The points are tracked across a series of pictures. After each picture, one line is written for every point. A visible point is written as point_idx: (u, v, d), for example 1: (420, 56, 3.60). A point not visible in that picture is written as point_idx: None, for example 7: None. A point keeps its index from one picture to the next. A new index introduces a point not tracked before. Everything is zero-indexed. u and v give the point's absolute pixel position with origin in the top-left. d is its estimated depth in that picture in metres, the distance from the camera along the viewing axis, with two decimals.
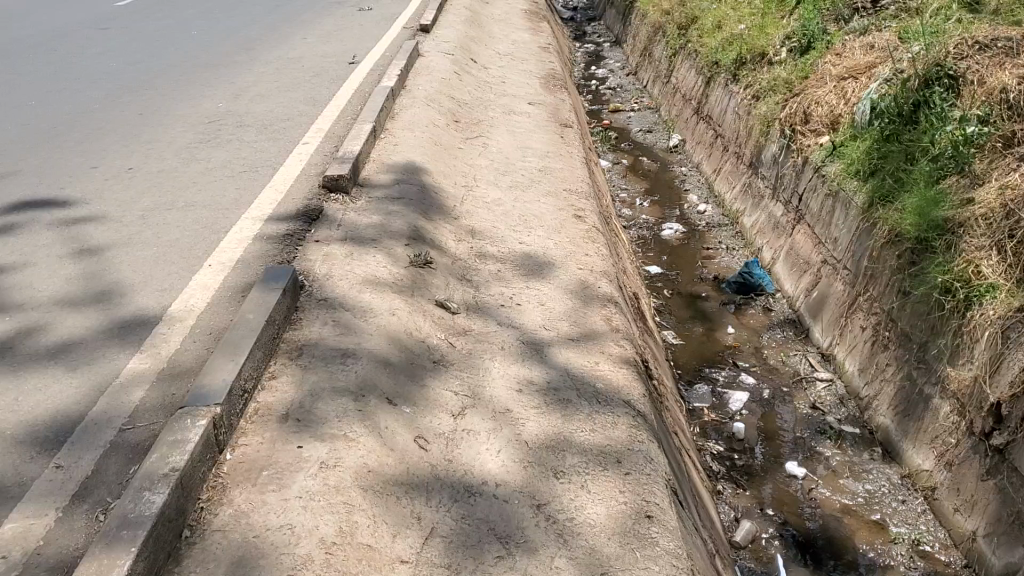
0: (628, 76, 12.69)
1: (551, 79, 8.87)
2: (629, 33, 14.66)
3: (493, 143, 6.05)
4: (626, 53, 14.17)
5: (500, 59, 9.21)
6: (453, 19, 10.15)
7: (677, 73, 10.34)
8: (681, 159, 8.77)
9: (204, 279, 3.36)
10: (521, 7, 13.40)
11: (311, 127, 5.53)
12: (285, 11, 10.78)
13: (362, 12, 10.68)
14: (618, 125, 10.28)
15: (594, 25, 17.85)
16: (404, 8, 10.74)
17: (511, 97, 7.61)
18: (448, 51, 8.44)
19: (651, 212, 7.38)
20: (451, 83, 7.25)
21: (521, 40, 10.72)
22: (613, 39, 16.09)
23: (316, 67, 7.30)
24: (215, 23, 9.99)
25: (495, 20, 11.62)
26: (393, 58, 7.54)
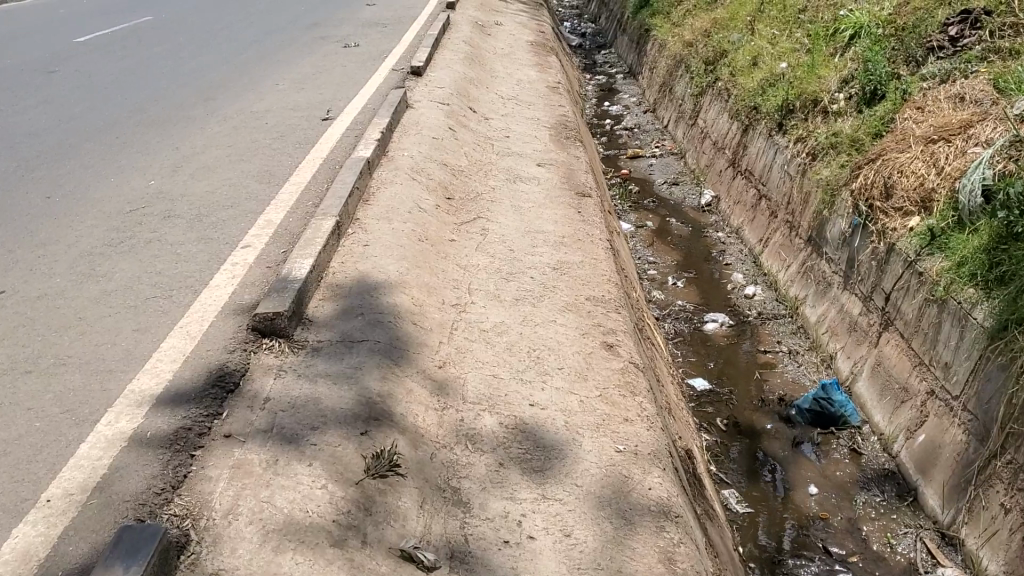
0: (645, 116, 11.45)
1: (561, 128, 7.62)
2: (644, 65, 13.42)
3: (494, 230, 4.79)
4: (643, 88, 12.92)
5: (502, 106, 7.98)
6: (448, 59, 8.95)
7: (705, 116, 9.09)
8: (717, 220, 7.48)
9: (23, 544, 2.13)
10: (526, 39, 12.18)
11: (259, 217, 4.28)
12: (259, 49, 9.56)
13: (347, 48, 9.48)
14: (639, 175, 9.00)
15: (606, 54, 16.59)
16: (394, 45, 9.54)
17: (515, 157, 6.38)
18: (441, 100, 7.20)
19: (689, 293, 6.08)
20: (444, 144, 6.01)
21: (526, 80, 9.50)
22: (627, 70, 14.84)
23: (282, 126, 6.08)
24: (180, 63, 8.80)
25: (498, 57, 10.41)
26: (374, 112, 6.30)
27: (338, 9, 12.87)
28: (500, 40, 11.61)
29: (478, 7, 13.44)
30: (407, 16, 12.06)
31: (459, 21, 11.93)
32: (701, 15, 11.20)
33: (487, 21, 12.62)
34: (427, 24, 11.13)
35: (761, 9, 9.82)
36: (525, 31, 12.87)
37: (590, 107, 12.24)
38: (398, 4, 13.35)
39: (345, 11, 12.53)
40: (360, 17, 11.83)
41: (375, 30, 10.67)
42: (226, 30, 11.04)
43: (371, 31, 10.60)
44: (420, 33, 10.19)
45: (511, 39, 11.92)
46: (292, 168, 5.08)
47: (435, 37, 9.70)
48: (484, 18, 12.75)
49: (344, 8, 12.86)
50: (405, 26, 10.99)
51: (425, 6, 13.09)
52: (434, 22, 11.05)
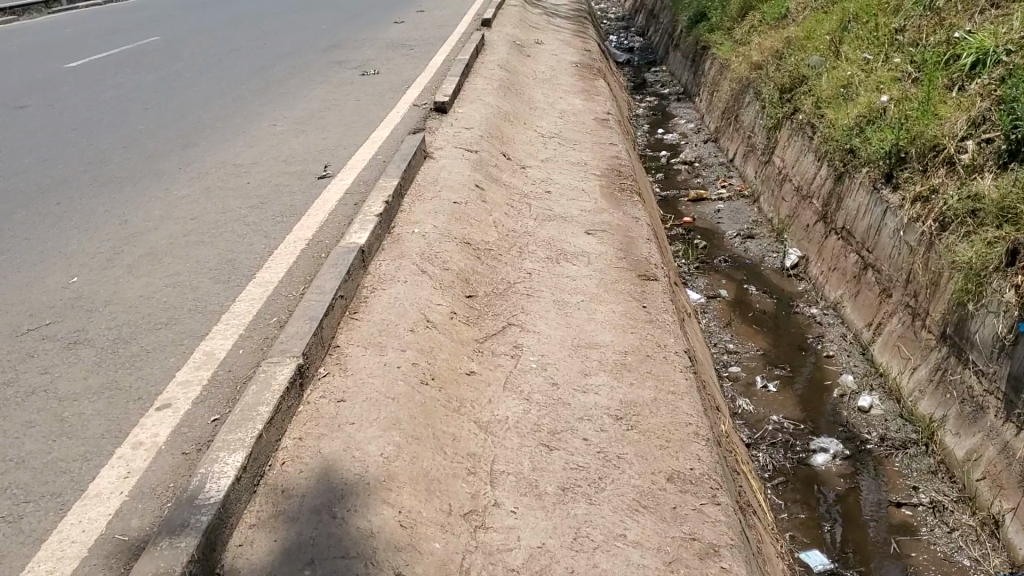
0: (707, 148, 10.10)
1: (612, 175, 6.32)
2: (703, 87, 12.06)
3: (532, 347, 3.50)
4: (702, 113, 11.56)
5: (541, 148, 6.71)
6: (479, 91, 7.71)
7: (784, 155, 7.74)
8: (808, 290, 6.12)
9: None
10: (570, 60, 10.91)
11: (198, 347, 3.05)
12: (267, 76, 8.41)
13: (364, 75, 8.28)
14: (705, 223, 7.67)
15: (657, 73, 15.25)
16: (418, 72, 8.34)
17: (558, 222, 5.10)
18: (468, 146, 5.94)
19: (784, 402, 4.76)
20: (467, 210, 4.73)
21: (570, 111, 8.23)
22: (681, 90, 13.49)
23: (266, 186, 4.87)
24: (168, 96, 7.65)
25: (537, 84, 9.15)
26: (383, 168, 5.04)
27: (361, 28, 11.70)
28: (541, 63, 10.37)
29: (516, 24, 12.21)
30: (436, 36, 10.85)
31: (494, 42, 10.69)
32: (772, 35, 9.84)
33: (526, 40, 11.38)
34: (458, 45, 9.92)
35: (845, 30, 8.47)
36: (568, 49, 11.60)
37: (643, 135, 10.92)
38: (427, 22, 12.14)
39: (369, 31, 11.37)
40: (384, 38, 10.66)
41: (399, 53, 9.48)
42: (235, 54, 9.92)
43: (394, 55, 9.41)
44: (448, 58, 8.99)
45: (553, 60, 10.66)
46: (264, 256, 3.84)
47: (465, 63, 8.46)
48: (522, 37, 11.50)
49: (367, 27, 11.70)
50: (433, 48, 9.79)
51: (457, 24, 11.89)
52: (465, 45, 9.83)
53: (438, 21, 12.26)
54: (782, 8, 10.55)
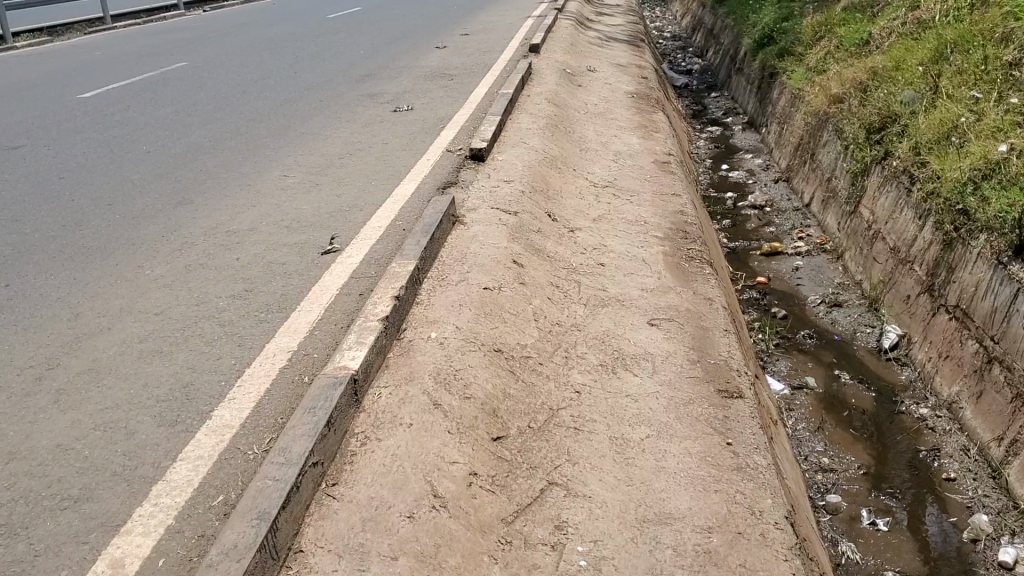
0: (780, 190, 9.08)
1: (676, 237, 5.38)
2: (772, 118, 11.03)
3: (579, 522, 2.55)
4: (771, 149, 10.53)
5: (593, 202, 5.80)
6: (523, 132, 6.83)
7: (875, 208, 6.72)
8: (913, 381, 5.11)
9: None
10: (626, 90, 9.98)
11: (108, 548, 2.19)
12: (288, 112, 7.61)
13: (396, 111, 7.44)
14: (782, 284, 6.68)
15: (718, 99, 14.22)
16: (456, 108, 7.48)
17: (614, 308, 4.17)
18: (507, 204, 5.03)
19: (896, 549, 3.81)
20: (502, 298, 3.80)
21: (626, 153, 7.31)
22: (746, 120, 12.46)
23: (256, 263, 4.02)
24: (177, 135, 6.89)
25: (589, 120, 8.25)
26: (402, 240, 4.16)
27: (399, 54, 10.91)
28: (593, 94, 9.46)
29: (566, 49, 11.31)
30: (478, 64, 10.00)
31: (542, 70, 9.81)
32: (856, 66, 8.81)
33: (577, 68, 10.48)
34: (501, 75, 9.06)
35: (946, 64, 7.43)
36: (623, 76, 10.70)
37: (706, 172, 9.93)
38: (471, 47, 11.32)
39: (407, 57, 10.56)
40: (423, 66, 9.85)
41: (437, 85, 8.65)
42: (261, 84, 9.17)
43: (432, 86, 8.58)
44: (490, 91, 8.13)
45: (606, 91, 9.74)
46: (231, 377, 2.97)
47: (508, 98, 7.60)
48: (574, 64, 10.61)
49: (406, 53, 10.90)
50: (475, 79, 8.94)
51: (502, 49, 11.04)
52: (509, 75, 8.97)
53: (483, 45, 11.44)
54: (865, 34, 9.51)
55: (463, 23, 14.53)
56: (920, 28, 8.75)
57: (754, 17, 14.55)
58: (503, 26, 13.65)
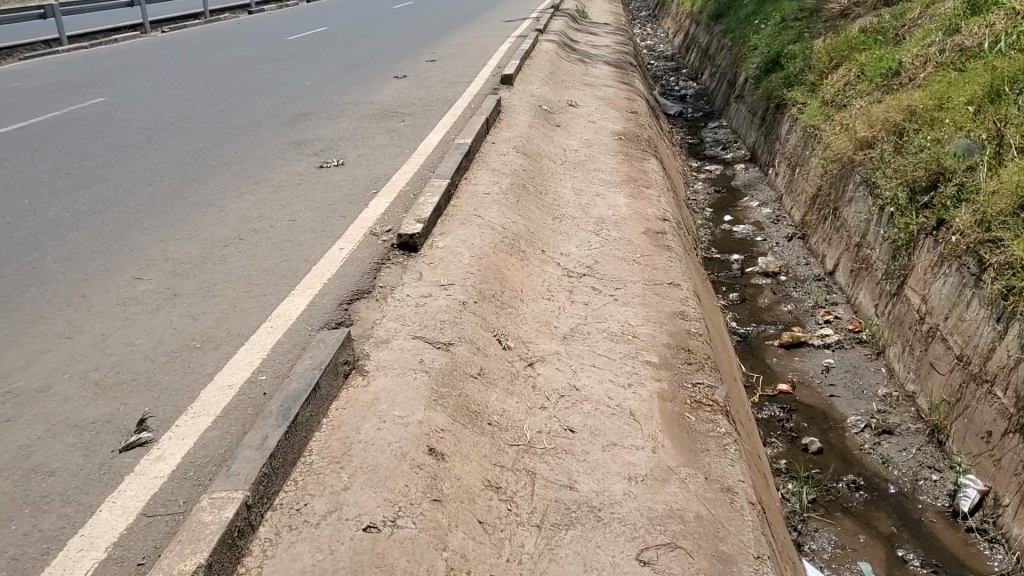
0: (796, 251, 7.64)
1: (675, 359, 3.93)
2: (781, 159, 9.58)
3: None
4: (781, 195, 9.08)
5: (563, 305, 4.34)
6: (478, 201, 5.38)
7: (929, 295, 5.27)
8: (1008, 572, 3.70)
9: None
10: (612, 130, 8.56)
11: None
12: (191, 168, 6.16)
13: (322, 167, 5.99)
14: (814, 395, 5.20)
15: (716, 130, 12.78)
16: (399, 164, 6.03)
17: (588, 523, 2.68)
18: (437, 329, 3.50)
19: None
20: (396, 544, 2.28)
21: (609, 220, 5.86)
22: (750, 156, 11.02)
23: (16, 466, 2.57)
24: (37, 203, 5.43)
25: (564, 174, 6.82)
26: (254, 420, 2.70)
27: (350, 86, 9.50)
28: (572, 136, 8.04)
29: (543, 79, 9.90)
30: (438, 99, 8.59)
31: (513, 106, 8.39)
32: (886, 104, 7.40)
33: (554, 102, 9.07)
34: (463, 115, 7.64)
35: (1007, 106, 6.02)
36: (608, 112, 9.28)
37: (705, 225, 8.48)
38: (435, 77, 9.90)
39: (359, 91, 9.15)
40: (373, 102, 8.43)
41: (384, 128, 7.22)
42: (176, 128, 7.72)
43: (377, 130, 7.15)
44: (445, 138, 6.70)
45: (588, 131, 8.32)
46: None
47: (465, 150, 6.16)
48: (551, 98, 9.19)
49: (360, 86, 9.48)
50: (430, 119, 7.52)
51: (470, 79, 9.62)
52: (471, 115, 7.54)
53: (450, 75, 10.02)
54: (893, 64, 8.12)
55: (433, 46, 13.10)
56: (963, 57, 7.36)
57: (756, 39, 13.14)
58: (476, 50, 12.22)
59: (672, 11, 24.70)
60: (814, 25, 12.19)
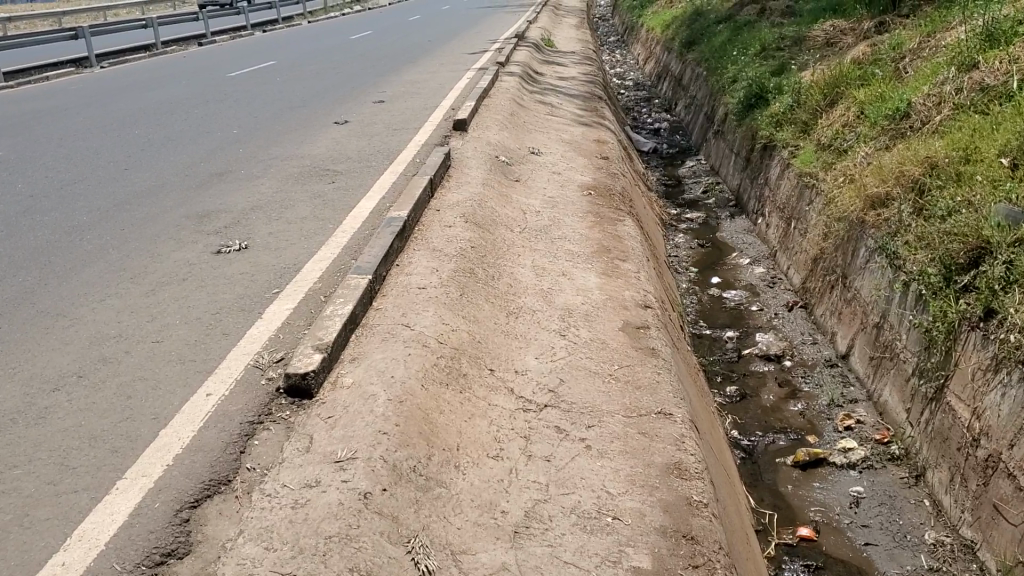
0: (800, 324, 6.53)
1: (673, 559, 2.77)
2: (771, 208, 8.50)
3: None
4: (775, 251, 7.99)
5: (516, 464, 3.17)
6: (409, 298, 4.22)
7: (982, 409, 4.14)
8: None
9: None
10: (580, 184, 7.45)
11: None
12: (58, 256, 4.97)
13: (220, 253, 4.83)
14: (846, 550, 4.10)
15: (694, 169, 11.71)
16: (315, 246, 4.87)
17: None
18: (316, 560, 2.31)
19: None
20: None
21: (577, 312, 4.71)
22: (734, 200, 9.95)
23: None
24: None
25: (522, 245, 5.68)
26: None
27: (282, 136, 8.33)
28: (533, 193, 6.92)
29: (503, 124, 8.78)
30: (378, 150, 7.45)
31: (465, 159, 7.26)
32: (899, 153, 6.35)
33: (514, 151, 7.96)
34: (404, 173, 6.51)
35: None
36: (576, 161, 8.19)
37: (690, 290, 7.37)
38: (379, 122, 8.77)
39: (291, 141, 7.99)
40: (304, 156, 7.27)
41: (308, 192, 6.07)
42: (64, 194, 6.52)
43: (300, 196, 5.99)
44: (378, 207, 5.56)
45: (553, 186, 7.20)
46: None
47: (399, 224, 5.01)
48: (510, 145, 8.08)
49: (293, 135, 8.34)
50: (365, 180, 6.38)
51: (418, 125, 8.49)
52: (413, 173, 6.41)
53: (397, 119, 8.90)
54: (901, 103, 7.08)
55: (383, 83, 11.97)
56: (986, 98, 6.34)
57: (734, 69, 12.13)
58: (430, 87, 11.10)
59: (642, 38, 23.82)
60: (798, 55, 11.20)
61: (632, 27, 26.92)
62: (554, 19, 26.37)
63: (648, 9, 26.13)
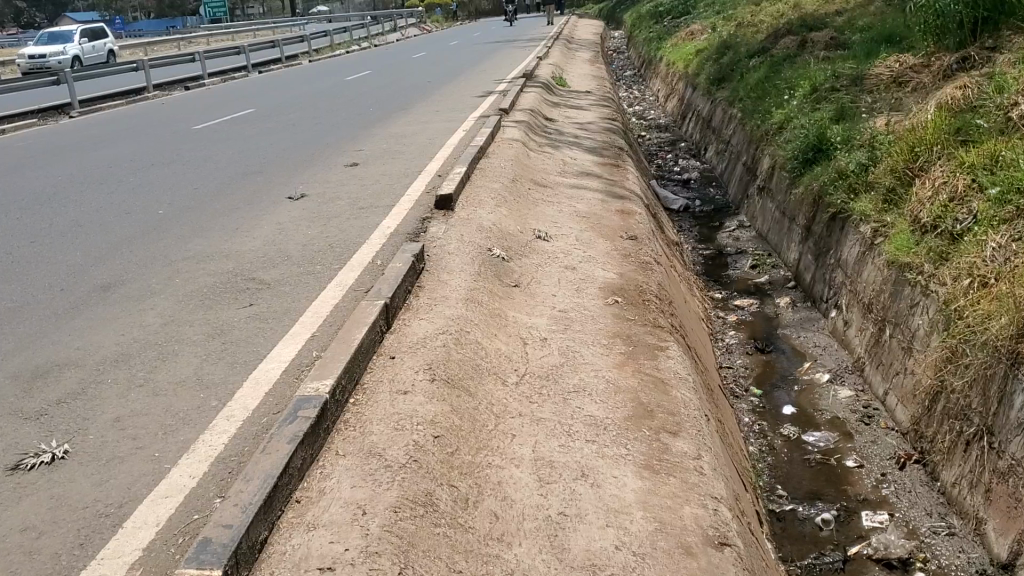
0: (922, 495, 4.60)
1: None
2: (852, 302, 6.58)
3: None
4: (864, 366, 6.06)
5: None
6: None
7: None
8: None
9: None
10: (603, 283, 5.56)
11: None
12: None
13: (15, 470, 2.96)
14: None
15: (737, 235, 9.80)
16: (175, 454, 2.99)
17: None
18: None
19: None
20: None
21: (606, 570, 2.76)
22: (794, 280, 8.07)
23: None
24: None
25: (520, 403, 3.76)
26: None
27: (216, 219, 6.49)
28: (539, 305, 5.02)
29: (501, 198, 6.92)
30: (333, 242, 5.57)
31: (447, 254, 5.39)
32: None
33: (514, 236, 6.08)
34: (355, 285, 4.64)
35: None
36: (594, 248, 6.32)
37: (756, 429, 5.46)
38: (345, 196, 6.92)
39: (222, 229, 6.14)
40: (230, 256, 5.42)
41: (210, 326, 4.21)
42: None
43: (195, 334, 4.12)
44: (300, 360, 3.68)
45: (566, 291, 5.31)
46: None
47: (320, 404, 3.11)
48: (508, 228, 6.21)
49: (230, 217, 6.52)
50: (299, 300, 4.51)
51: (391, 200, 6.63)
52: (368, 287, 4.53)
53: (369, 190, 7.07)
54: None
55: (364, 137, 10.15)
56: None
57: (782, 114, 10.23)
58: (418, 143, 9.28)
59: (662, 73, 22.02)
60: (861, 98, 9.30)
61: (649, 60, 25.14)
62: (566, 54, 24.64)
63: (667, 40, 24.36)
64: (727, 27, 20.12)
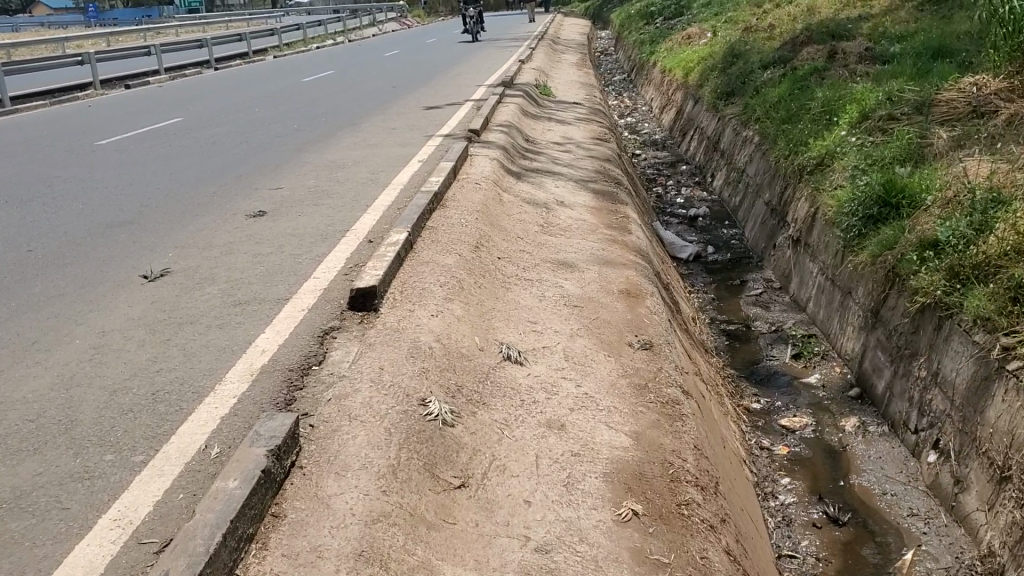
0: None
1: None
2: (971, 452, 4.45)
3: None
4: (1004, 572, 3.96)
5: None
6: None
7: None
8: None
9: None
10: (610, 455, 3.42)
11: None
12: None
13: None
14: None
15: (767, 303, 7.73)
16: None
17: None
18: None
19: None
20: None
21: None
22: (859, 386, 5.97)
23: None
24: None
25: None
26: None
27: (17, 317, 4.30)
28: (504, 526, 2.85)
29: (457, 281, 4.74)
30: (163, 390, 3.40)
31: (351, 417, 3.20)
32: None
33: (469, 360, 3.94)
34: (154, 529, 2.49)
35: None
36: (590, 371, 4.18)
37: None
38: (226, 276, 4.76)
39: (12, 343, 3.96)
40: None
41: None
42: None
43: None
44: None
45: (549, 484, 3.15)
46: None
47: None
48: (461, 344, 4.04)
49: (41, 313, 4.34)
50: (26, 573, 2.34)
51: (288, 290, 4.47)
52: (173, 539, 2.39)
53: (263, 264, 4.91)
54: None
55: (290, 165, 7.97)
56: None
57: (823, 147, 8.14)
58: (357, 180, 7.12)
59: (656, 80, 19.92)
60: (933, 132, 7.21)
61: (641, 65, 23.06)
62: (551, 56, 22.51)
63: (661, 44, 22.26)
64: (730, 31, 18.06)
